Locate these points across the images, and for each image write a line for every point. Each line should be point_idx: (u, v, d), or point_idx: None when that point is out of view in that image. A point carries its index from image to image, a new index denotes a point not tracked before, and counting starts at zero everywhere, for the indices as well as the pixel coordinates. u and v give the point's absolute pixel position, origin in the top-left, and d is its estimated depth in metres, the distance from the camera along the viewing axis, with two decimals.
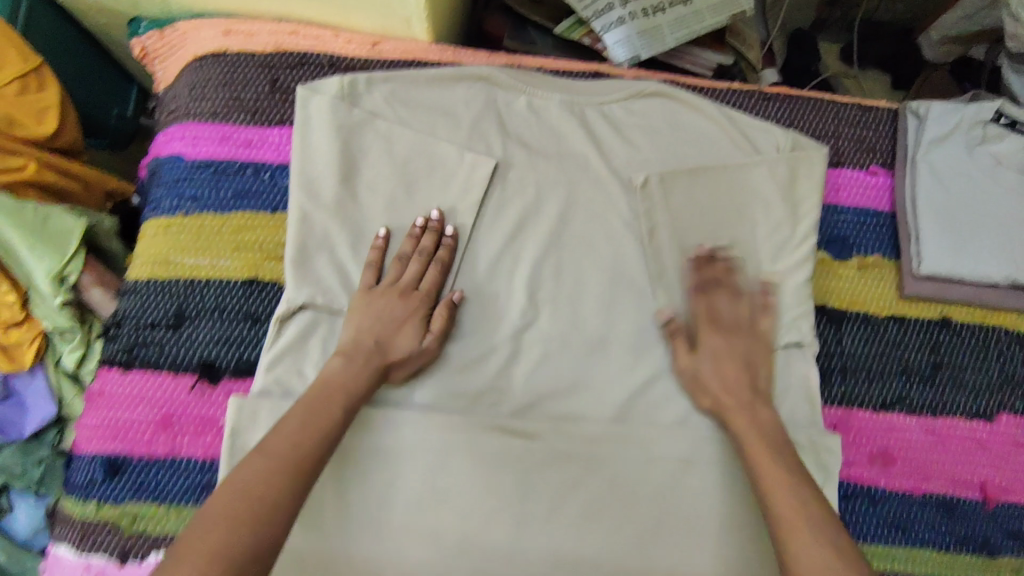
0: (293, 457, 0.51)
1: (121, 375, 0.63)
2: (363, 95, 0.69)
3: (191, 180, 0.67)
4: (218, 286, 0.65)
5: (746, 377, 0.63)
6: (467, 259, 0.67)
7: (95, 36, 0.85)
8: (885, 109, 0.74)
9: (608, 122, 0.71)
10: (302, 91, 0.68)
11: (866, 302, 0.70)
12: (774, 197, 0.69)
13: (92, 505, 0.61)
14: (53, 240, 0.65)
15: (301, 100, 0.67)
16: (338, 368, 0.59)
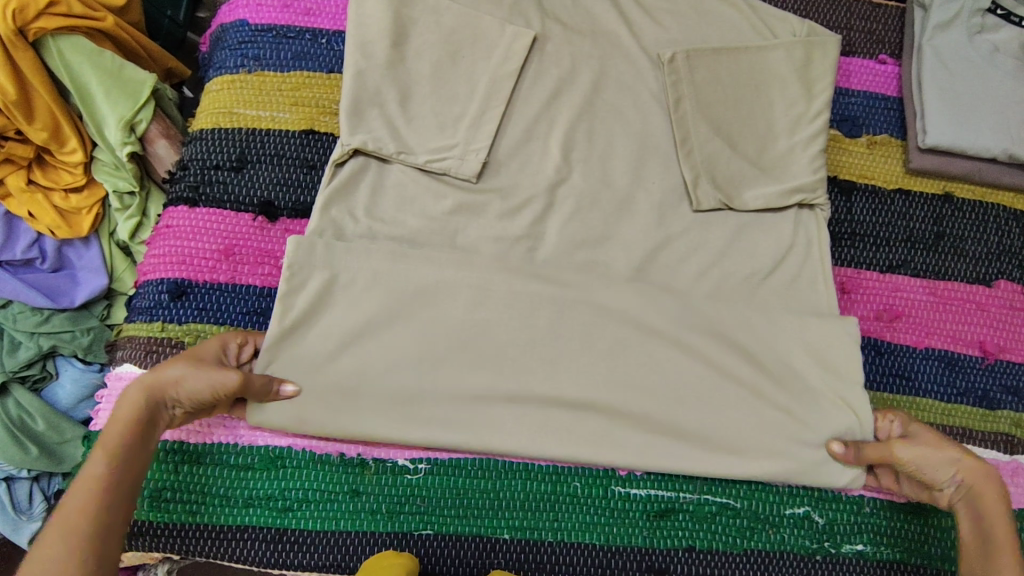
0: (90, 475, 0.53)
1: (187, 210, 0.68)
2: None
3: (254, 42, 0.73)
4: (278, 135, 0.70)
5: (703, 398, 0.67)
6: (506, 122, 0.72)
7: None
8: (892, 6, 0.80)
9: (639, 6, 0.77)
10: None
11: (875, 176, 0.75)
12: (790, 77, 0.75)
13: (158, 324, 0.66)
14: (126, 90, 0.72)
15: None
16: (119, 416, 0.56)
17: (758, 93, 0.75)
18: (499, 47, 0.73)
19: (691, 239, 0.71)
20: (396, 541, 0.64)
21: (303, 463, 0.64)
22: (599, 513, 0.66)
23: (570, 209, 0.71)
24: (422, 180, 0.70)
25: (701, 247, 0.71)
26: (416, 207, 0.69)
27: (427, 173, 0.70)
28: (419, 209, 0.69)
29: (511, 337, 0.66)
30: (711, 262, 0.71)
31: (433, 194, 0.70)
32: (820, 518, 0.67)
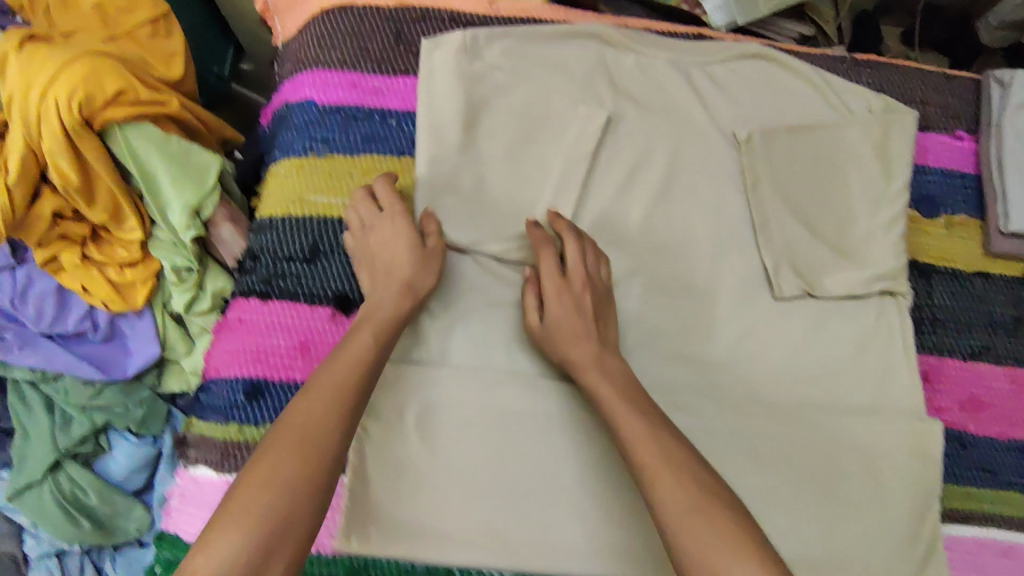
0: (331, 372, 0.52)
1: (261, 303, 0.66)
2: (483, 49, 0.72)
3: (323, 124, 0.71)
4: (350, 223, 0.69)
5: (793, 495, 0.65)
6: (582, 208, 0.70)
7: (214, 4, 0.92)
8: (968, 78, 0.79)
9: (712, 81, 0.75)
10: (426, 44, 0.72)
11: (954, 258, 0.74)
12: (868, 155, 0.73)
13: (235, 426, 0.64)
14: (192, 175, 0.69)
15: (424, 53, 0.71)
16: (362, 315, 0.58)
17: (836, 173, 0.73)
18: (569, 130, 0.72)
19: (772, 327, 0.69)
20: None
21: (386, 569, 0.63)
22: None
23: (649, 297, 0.69)
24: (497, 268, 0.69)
25: (782, 336, 0.69)
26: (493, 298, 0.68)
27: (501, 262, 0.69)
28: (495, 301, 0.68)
29: (594, 437, 0.65)
30: (794, 354, 0.69)
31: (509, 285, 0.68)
32: None
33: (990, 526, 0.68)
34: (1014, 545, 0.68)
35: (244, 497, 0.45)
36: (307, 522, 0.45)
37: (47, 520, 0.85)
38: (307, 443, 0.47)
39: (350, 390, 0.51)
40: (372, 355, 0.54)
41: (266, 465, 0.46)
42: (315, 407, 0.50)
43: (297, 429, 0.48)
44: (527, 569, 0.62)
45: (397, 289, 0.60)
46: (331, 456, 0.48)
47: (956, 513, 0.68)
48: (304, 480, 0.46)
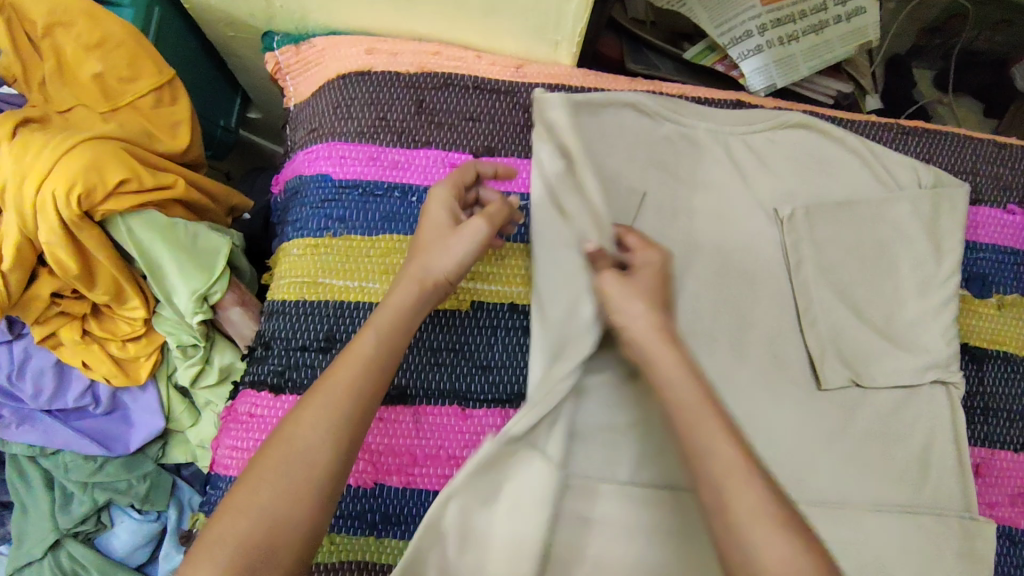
0: (326, 391, 0.52)
1: (272, 398, 0.62)
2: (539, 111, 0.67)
3: (339, 201, 0.67)
4: (369, 310, 0.65)
5: None
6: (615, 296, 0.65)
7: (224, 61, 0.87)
8: (1019, 147, 0.74)
9: (752, 153, 0.71)
10: (539, 99, 0.67)
11: (1007, 341, 0.70)
12: (917, 233, 0.69)
13: None
14: (200, 260, 0.64)
15: (538, 107, 0.67)
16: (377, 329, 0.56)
17: (883, 250, 0.69)
18: (597, 210, 0.66)
19: (818, 418, 0.65)
20: None
21: None
22: None
23: None
24: (551, 370, 0.60)
25: (827, 427, 0.65)
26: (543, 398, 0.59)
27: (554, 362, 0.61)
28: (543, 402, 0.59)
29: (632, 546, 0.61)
30: (841, 447, 0.65)
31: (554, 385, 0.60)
32: None
33: None
34: None
35: (232, 511, 0.48)
36: (290, 539, 0.47)
37: None
38: (291, 467, 0.49)
39: (340, 408, 0.52)
40: (371, 362, 0.54)
41: (251, 486, 0.49)
42: (304, 424, 0.51)
43: (284, 449, 0.50)
44: None
45: (414, 289, 0.58)
46: (314, 474, 0.49)
47: None
48: (291, 501, 0.48)
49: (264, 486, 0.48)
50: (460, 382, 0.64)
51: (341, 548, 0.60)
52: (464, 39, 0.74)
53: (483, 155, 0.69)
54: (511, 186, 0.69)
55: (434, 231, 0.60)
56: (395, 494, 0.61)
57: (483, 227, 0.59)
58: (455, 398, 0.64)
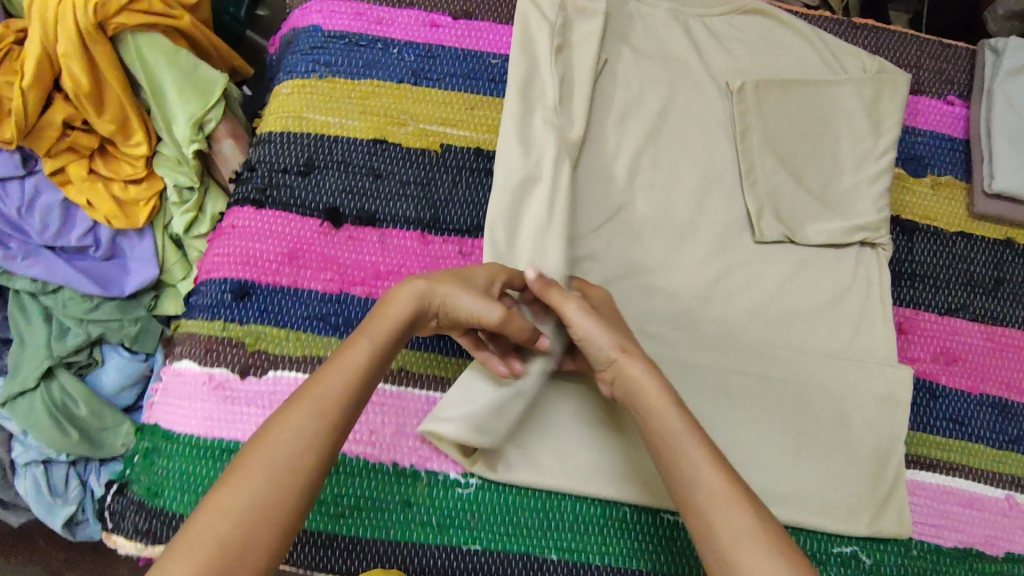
0: (320, 389, 0.50)
1: (254, 211, 0.68)
2: None
3: (326, 48, 0.73)
4: (346, 142, 0.71)
5: (758, 429, 0.66)
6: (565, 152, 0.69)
7: None
8: (964, 47, 0.79)
9: (709, 33, 0.77)
10: None
11: (937, 217, 0.75)
12: (858, 113, 0.75)
13: (220, 323, 0.66)
14: (198, 87, 0.72)
15: None
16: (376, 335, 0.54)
17: (825, 126, 0.75)
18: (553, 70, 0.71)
19: (753, 268, 0.71)
20: (445, 554, 0.62)
21: (355, 469, 0.63)
22: (649, 540, 0.64)
23: (635, 232, 0.71)
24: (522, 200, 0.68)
25: (761, 277, 0.71)
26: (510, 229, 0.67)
27: (522, 198, 0.69)
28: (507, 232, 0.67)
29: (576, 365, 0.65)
30: (772, 296, 0.70)
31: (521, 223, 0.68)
32: (867, 558, 0.65)
33: (954, 475, 0.69)
34: (976, 495, 0.68)
35: (207, 515, 0.45)
36: (262, 547, 0.45)
37: (36, 427, 0.86)
38: (269, 472, 0.46)
39: (331, 408, 0.50)
40: (362, 369, 0.52)
41: (227, 492, 0.45)
42: (289, 426, 0.48)
43: (267, 449, 0.47)
44: (492, 475, 0.63)
45: (412, 307, 0.55)
46: (295, 474, 0.47)
47: (922, 460, 0.69)
48: (270, 508, 0.46)
49: (240, 490, 0.45)
50: (424, 212, 0.70)
51: (305, 343, 0.66)
52: None
53: (461, 19, 0.76)
54: (483, 47, 0.75)
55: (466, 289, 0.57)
56: (358, 302, 0.67)
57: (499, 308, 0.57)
58: (418, 225, 0.69)
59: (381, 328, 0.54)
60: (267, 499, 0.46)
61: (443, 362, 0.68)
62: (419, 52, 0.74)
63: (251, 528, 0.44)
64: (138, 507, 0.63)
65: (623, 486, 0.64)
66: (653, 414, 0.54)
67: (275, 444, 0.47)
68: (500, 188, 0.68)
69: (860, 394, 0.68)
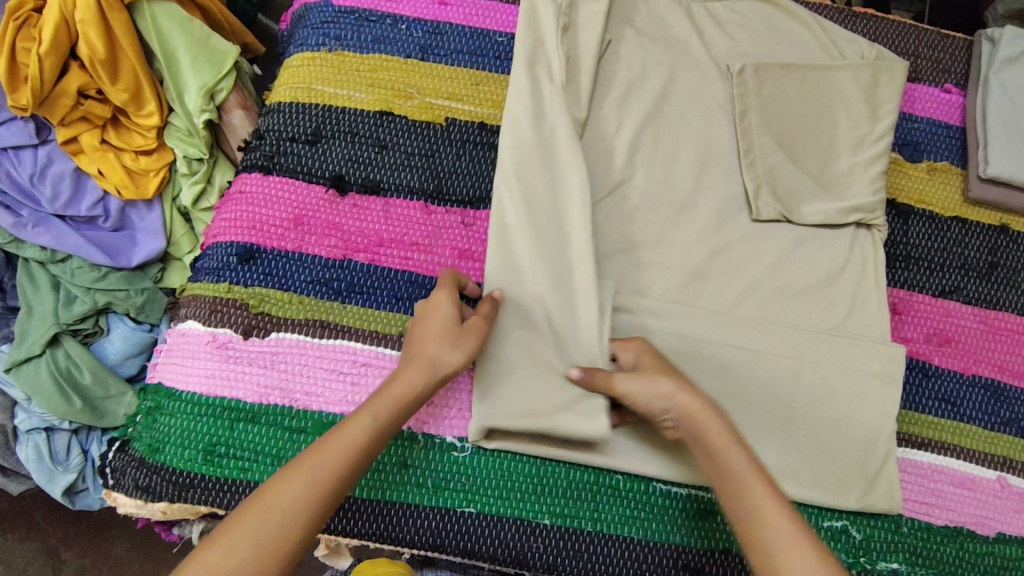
0: (329, 460, 0.52)
1: (262, 178, 0.70)
2: None
3: (337, 23, 0.75)
4: (353, 114, 0.72)
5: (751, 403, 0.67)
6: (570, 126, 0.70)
7: None
8: (961, 38, 0.81)
9: (711, 18, 0.78)
10: None
11: (931, 202, 0.76)
12: (856, 97, 0.76)
13: (225, 285, 0.67)
14: (211, 58, 0.73)
15: None
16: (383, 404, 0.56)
17: (823, 111, 0.76)
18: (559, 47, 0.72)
19: (748, 246, 0.72)
20: (439, 517, 0.63)
21: None
22: (640, 507, 0.65)
23: (634, 207, 0.72)
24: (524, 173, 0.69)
25: (757, 255, 0.72)
26: (521, 213, 0.67)
27: (525, 172, 0.69)
28: (516, 216, 0.68)
29: (575, 335, 0.66)
30: (768, 273, 0.71)
31: (526, 200, 0.68)
32: (857, 533, 0.66)
33: (947, 456, 0.69)
34: (970, 476, 0.68)
35: (193, 573, 0.46)
36: None
37: (41, 394, 0.88)
38: (264, 531, 0.48)
39: (331, 480, 0.51)
40: (365, 442, 0.54)
41: (220, 549, 0.47)
42: (291, 494, 0.50)
43: (264, 515, 0.49)
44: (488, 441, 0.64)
45: (420, 379, 0.58)
46: (284, 543, 0.48)
47: (914, 439, 0.69)
48: (257, 570, 0.47)
49: (236, 552, 0.47)
50: (428, 182, 0.71)
51: (308, 308, 0.67)
52: None
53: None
54: (489, 25, 0.77)
55: (451, 332, 0.60)
56: (361, 269, 0.68)
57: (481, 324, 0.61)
58: (422, 195, 0.71)
59: (388, 398, 0.56)
60: (260, 562, 0.47)
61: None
62: (428, 29, 0.76)
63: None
64: (139, 463, 0.64)
65: (616, 453, 0.65)
66: (713, 443, 0.55)
67: (276, 508, 0.49)
68: (508, 164, 0.69)
69: (855, 370, 0.68)
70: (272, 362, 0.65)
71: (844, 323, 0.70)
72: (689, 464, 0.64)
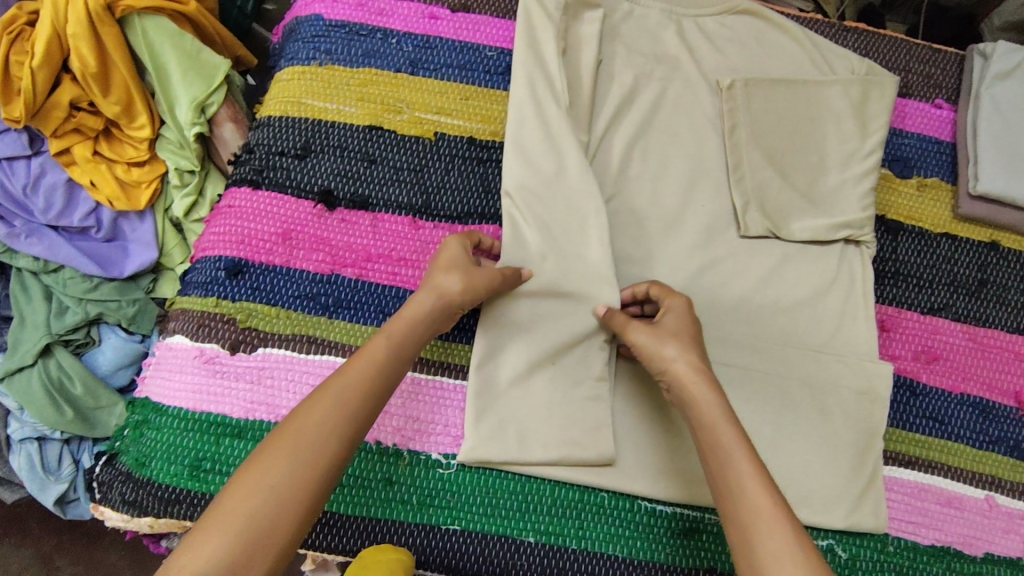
0: (352, 383, 0.54)
1: (250, 192, 0.70)
2: None
3: (327, 37, 0.75)
4: (343, 129, 0.72)
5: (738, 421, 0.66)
6: (560, 144, 0.71)
7: None
8: (953, 53, 0.81)
9: (702, 33, 0.79)
10: None
11: (921, 218, 0.75)
12: (846, 112, 0.76)
13: (212, 299, 0.67)
14: (202, 72, 0.74)
15: None
16: (397, 332, 0.58)
17: (814, 126, 0.76)
18: (556, 66, 0.73)
19: (736, 262, 0.72)
20: (423, 533, 0.63)
21: None
22: (624, 525, 0.65)
23: (622, 223, 0.72)
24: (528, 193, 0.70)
25: (745, 271, 0.71)
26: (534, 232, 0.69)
27: (531, 192, 0.71)
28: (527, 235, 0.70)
29: (575, 348, 0.67)
30: (756, 290, 0.71)
31: (535, 219, 0.70)
32: (843, 552, 0.66)
33: (934, 474, 0.68)
34: (957, 495, 0.68)
35: (235, 500, 0.47)
36: (286, 526, 0.48)
37: (34, 404, 0.88)
38: (295, 451, 0.50)
39: (352, 403, 0.54)
40: (381, 365, 0.56)
41: (257, 469, 0.49)
42: (315, 415, 0.52)
43: (296, 434, 0.51)
44: (472, 459, 0.63)
45: (429, 307, 0.60)
46: (318, 467, 0.50)
47: (901, 457, 0.69)
48: (296, 488, 0.49)
49: (267, 472, 0.49)
50: (416, 198, 0.71)
51: (295, 323, 0.67)
52: None
53: (458, 11, 0.77)
54: (479, 39, 0.77)
55: (461, 266, 0.62)
56: (348, 284, 0.68)
57: (496, 276, 0.63)
58: (410, 210, 0.71)
59: (406, 320, 0.59)
60: (297, 480, 0.49)
61: (448, 348, 0.68)
62: (417, 43, 0.76)
63: (280, 505, 0.48)
64: (126, 477, 0.64)
65: (601, 471, 0.64)
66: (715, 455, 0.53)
67: (301, 429, 0.51)
68: (519, 186, 0.71)
69: (843, 387, 0.68)
70: (258, 378, 0.65)
71: (833, 340, 0.70)
72: (671, 481, 0.65)
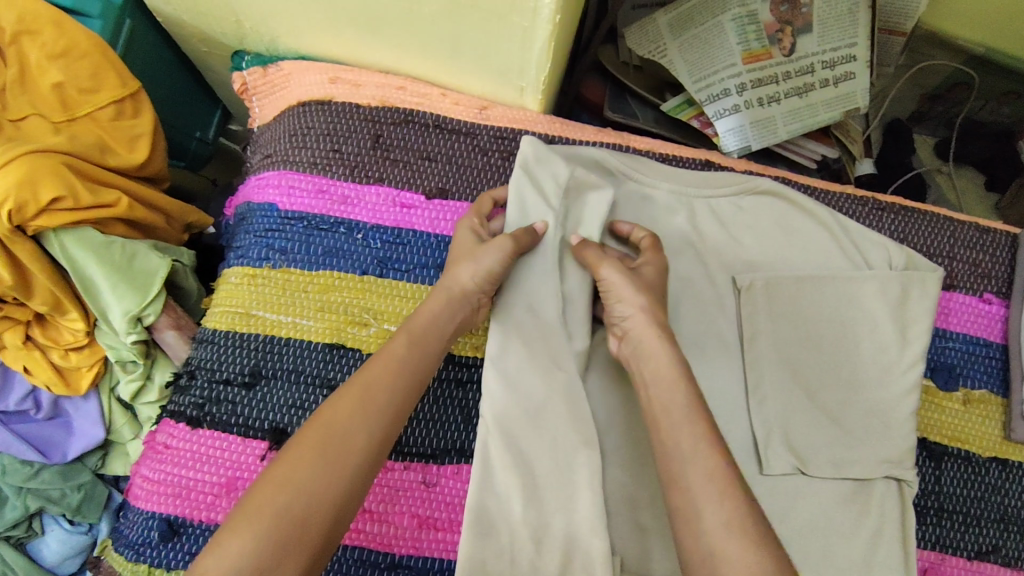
0: (380, 380, 0.52)
1: (189, 431, 0.60)
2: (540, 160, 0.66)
3: (282, 232, 0.65)
4: (299, 348, 0.62)
5: None
6: (555, 369, 0.59)
7: (206, 81, 0.88)
8: (1003, 233, 0.71)
9: (716, 218, 0.69)
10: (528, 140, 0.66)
11: (967, 440, 0.65)
12: (883, 318, 0.65)
13: (144, 567, 0.58)
14: (136, 282, 0.64)
15: (524, 149, 0.66)
16: (416, 335, 0.56)
17: (845, 330, 0.66)
18: (552, 264, 0.63)
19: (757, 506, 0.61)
20: None
21: None
22: None
23: (627, 459, 0.61)
24: (513, 426, 0.58)
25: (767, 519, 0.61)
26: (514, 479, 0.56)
27: (522, 423, 0.58)
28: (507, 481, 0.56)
29: None
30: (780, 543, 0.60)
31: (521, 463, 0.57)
32: None
33: None
34: None
35: (264, 493, 0.46)
36: (317, 528, 0.45)
37: None
38: (326, 444, 0.48)
39: (380, 402, 0.51)
40: (404, 372, 0.54)
41: (285, 464, 0.47)
42: (343, 411, 0.50)
43: (321, 429, 0.49)
44: None
45: (451, 293, 0.59)
46: (345, 466, 0.48)
47: None
48: (327, 480, 0.47)
49: (298, 464, 0.47)
50: None
51: None
52: (428, 74, 0.71)
53: (436, 197, 0.67)
54: None
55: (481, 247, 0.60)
56: None
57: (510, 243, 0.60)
58: None
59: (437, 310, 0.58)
60: (328, 479, 0.47)
61: None
62: (387, 238, 0.66)
63: (307, 504, 0.46)
64: None
65: None
66: None
67: (328, 423, 0.49)
68: (499, 417, 0.58)
69: None
70: None
71: None
72: None
